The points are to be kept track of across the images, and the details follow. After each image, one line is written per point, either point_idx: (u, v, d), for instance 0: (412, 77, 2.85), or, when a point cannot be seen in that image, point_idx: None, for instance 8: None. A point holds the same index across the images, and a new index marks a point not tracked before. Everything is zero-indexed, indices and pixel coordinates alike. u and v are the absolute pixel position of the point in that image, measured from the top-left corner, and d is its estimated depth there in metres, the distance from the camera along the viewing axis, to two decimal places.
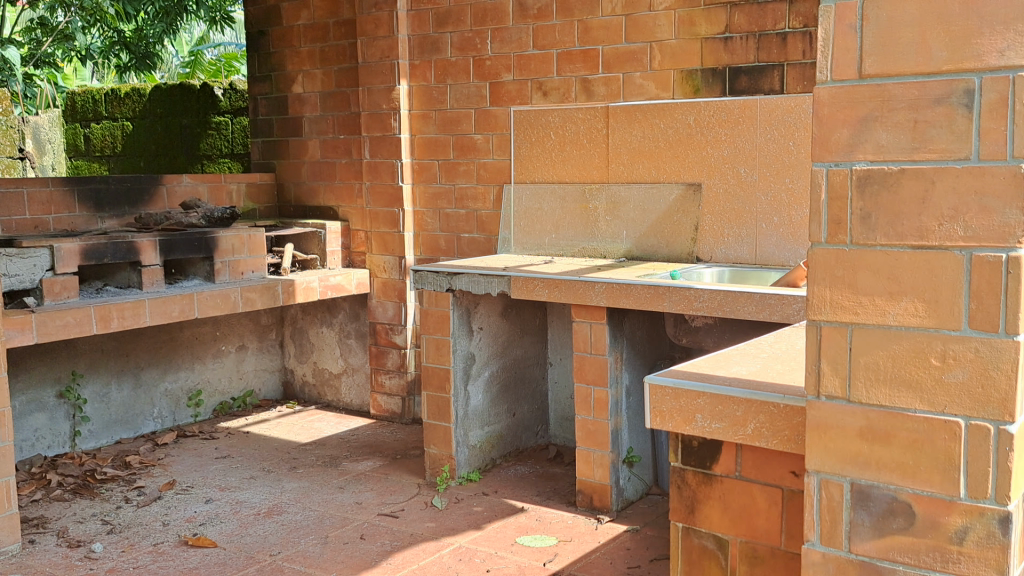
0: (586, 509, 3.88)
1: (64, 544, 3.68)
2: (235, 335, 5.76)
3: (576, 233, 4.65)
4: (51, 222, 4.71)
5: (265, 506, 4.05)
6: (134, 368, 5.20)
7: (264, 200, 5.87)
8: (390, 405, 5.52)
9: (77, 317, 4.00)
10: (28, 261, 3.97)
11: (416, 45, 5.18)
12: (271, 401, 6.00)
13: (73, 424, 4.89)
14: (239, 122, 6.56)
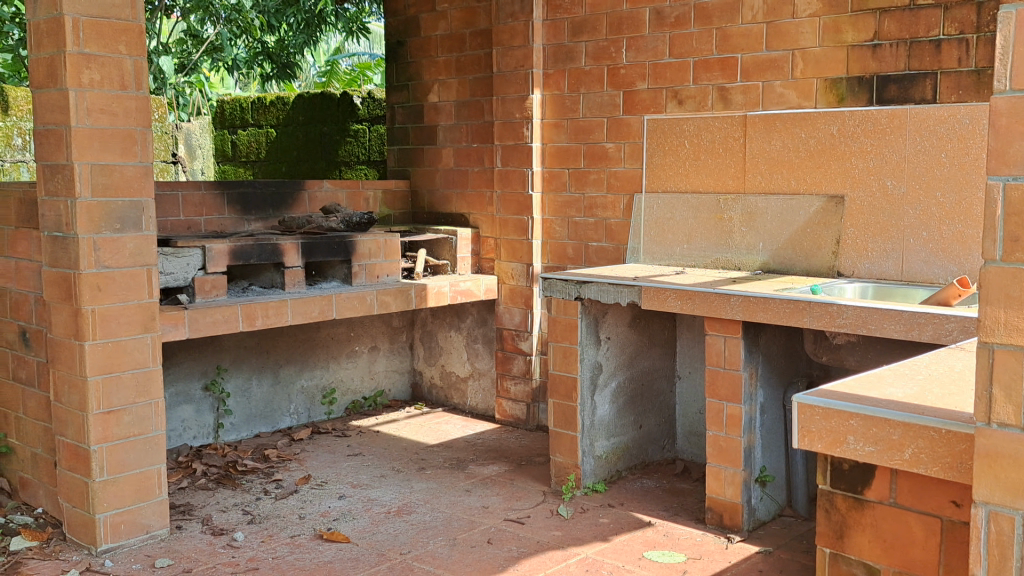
0: (716, 527, 3.80)
1: (208, 531, 3.86)
2: (368, 336, 5.92)
3: (709, 244, 4.56)
4: (203, 224, 4.94)
5: (396, 505, 4.14)
6: (273, 365, 5.41)
7: (398, 206, 6.01)
8: (515, 411, 5.55)
9: (225, 314, 4.19)
10: (181, 260, 4.18)
11: (550, 54, 5.20)
12: (399, 402, 6.13)
13: (216, 417, 5.13)
14: (376, 129, 6.78)
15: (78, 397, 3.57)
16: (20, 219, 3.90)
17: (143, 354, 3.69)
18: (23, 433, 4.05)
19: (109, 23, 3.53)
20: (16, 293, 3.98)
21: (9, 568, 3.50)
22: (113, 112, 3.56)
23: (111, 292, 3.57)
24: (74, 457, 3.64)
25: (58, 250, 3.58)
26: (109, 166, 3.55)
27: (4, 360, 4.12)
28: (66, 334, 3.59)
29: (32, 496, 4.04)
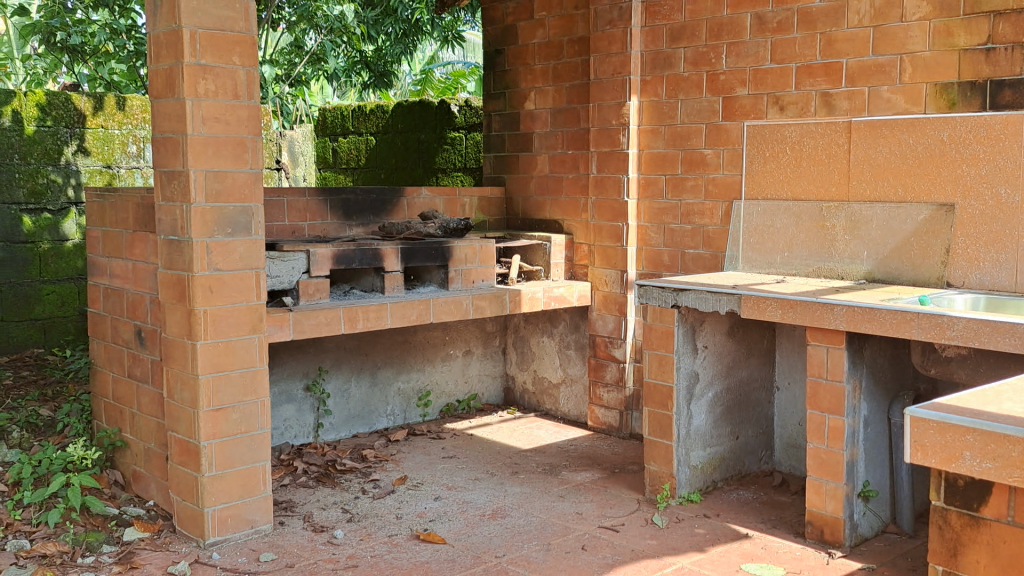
0: (816, 541, 3.72)
1: (309, 528, 3.97)
2: (463, 340, 5.99)
3: (810, 252, 4.46)
4: (306, 229, 5.09)
5: (490, 508, 4.18)
6: (371, 367, 5.52)
7: (493, 212, 6.07)
8: (608, 418, 5.54)
9: (327, 317, 4.31)
10: (287, 263, 4.32)
11: (648, 61, 5.18)
12: (492, 406, 6.19)
13: (316, 416, 5.27)
14: (473, 137, 6.94)
15: (189, 395, 3.72)
16: (138, 223, 4.09)
17: (250, 354, 3.83)
18: (137, 428, 4.24)
19: (224, 35, 3.67)
20: (133, 294, 4.17)
21: (123, 557, 3.67)
22: (226, 121, 3.71)
23: (222, 294, 3.72)
24: (185, 452, 3.79)
25: (173, 253, 3.74)
26: (222, 173, 3.70)
27: (121, 358, 4.32)
28: (179, 333, 3.75)
29: (145, 489, 4.23)
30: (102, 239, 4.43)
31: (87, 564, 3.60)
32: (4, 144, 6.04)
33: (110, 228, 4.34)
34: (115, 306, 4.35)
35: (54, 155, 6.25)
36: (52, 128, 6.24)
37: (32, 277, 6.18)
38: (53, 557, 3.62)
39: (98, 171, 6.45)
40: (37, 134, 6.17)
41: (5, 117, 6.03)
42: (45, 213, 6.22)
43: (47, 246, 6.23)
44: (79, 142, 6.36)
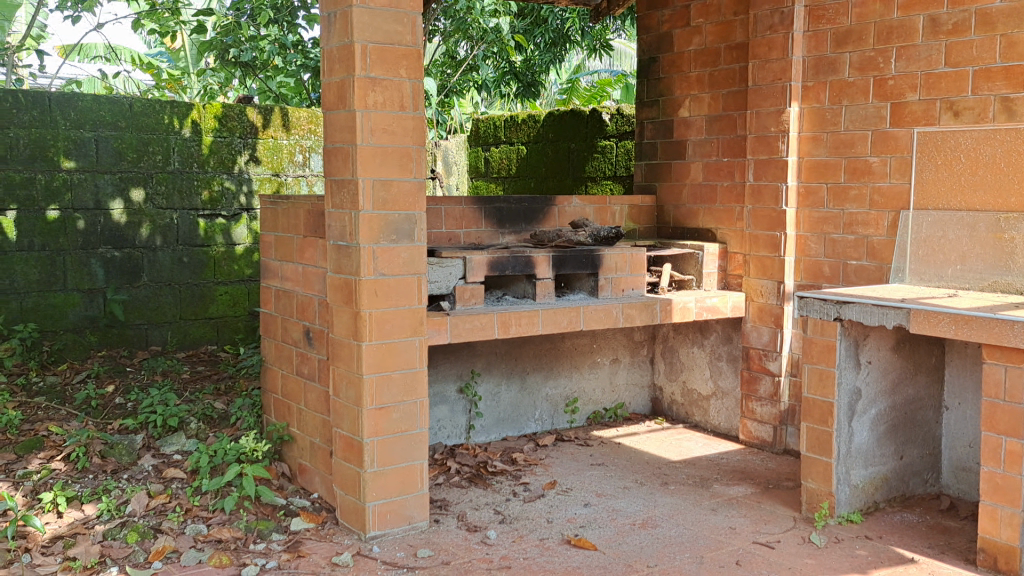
0: (988, 570, 3.53)
1: (464, 527, 4.07)
2: (611, 348, 5.99)
3: (987, 266, 4.18)
4: (462, 236, 5.22)
5: (641, 517, 4.17)
6: (521, 372, 5.60)
7: (644, 220, 6.04)
8: (761, 433, 5.41)
9: (482, 321, 4.41)
10: (445, 269, 4.46)
11: (811, 67, 5.05)
12: (640, 416, 6.16)
13: (468, 418, 5.39)
14: (623, 145, 6.86)
15: (354, 393, 3.88)
16: (308, 229, 4.31)
17: (411, 355, 3.97)
18: (303, 423, 4.46)
19: (392, 49, 3.82)
20: (302, 296, 4.40)
21: (291, 546, 3.88)
22: (393, 132, 3.86)
23: (386, 297, 3.87)
24: (349, 448, 3.95)
25: (341, 258, 3.92)
26: (388, 182, 3.85)
27: (290, 356, 4.55)
28: (346, 334, 3.92)
29: (309, 481, 4.44)
30: (274, 243, 4.69)
31: (258, 550, 3.84)
32: (185, 154, 6.46)
33: (282, 233, 4.59)
34: (286, 307, 4.60)
35: (228, 164, 6.65)
36: (226, 139, 6.63)
37: (207, 278, 6.61)
38: (227, 542, 3.88)
39: (268, 179, 6.87)
40: (214, 144, 6.57)
41: (186, 128, 6.43)
42: (220, 218, 6.65)
43: (220, 249, 6.65)
44: (252, 152, 6.77)
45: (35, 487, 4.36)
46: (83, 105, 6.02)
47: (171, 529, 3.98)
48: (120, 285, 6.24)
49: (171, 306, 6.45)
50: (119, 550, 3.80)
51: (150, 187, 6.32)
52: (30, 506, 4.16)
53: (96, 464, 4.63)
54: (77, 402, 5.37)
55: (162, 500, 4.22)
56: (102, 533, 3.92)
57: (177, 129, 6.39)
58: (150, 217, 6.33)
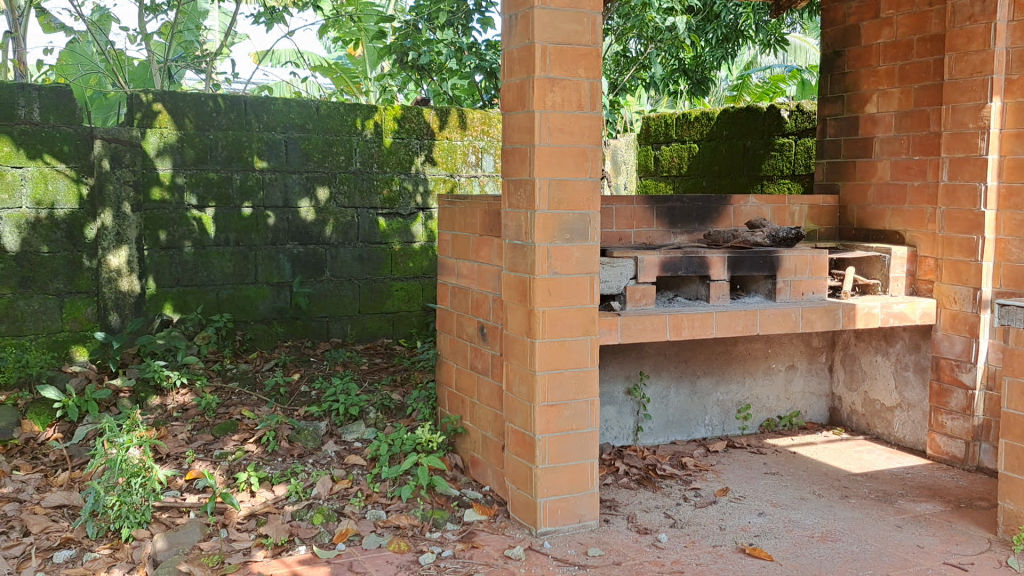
0: None
1: (634, 529, 4.06)
2: (787, 354, 5.79)
3: None
4: (633, 235, 5.19)
5: (819, 529, 4.02)
6: (691, 375, 5.51)
7: (825, 221, 5.81)
8: (951, 448, 5.10)
9: (654, 322, 4.36)
10: (615, 269, 4.45)
11: (1016, 58, 4.70)
12: (817, 425, 5.93)
13: (636, 420, 5.36)
14: (803, 143, 6.66)
15: (527, 389, 3.94)
16: (484, 228, 4.40)
17: (583, 354, 3.98)
18: (477, 417, 4.56)
19: (571, 49, 3.84)
20: (477, 293, 4.50)
21: (465, 536, 4.00)
22: (570, 131, 3.88)
23: (559, 295, 3.90)
24: (521, 444, 4.01)
25: (516, 256, 3.98)
26: (564, 181, 3.88)
27: (465, 351, 4.66)
28: (519, 331, 3.98)
29: (481, 474, 4.54)
30: (451, 242, 4.82)
31: (434, 538, 3.99)
32: (366, 154, 6.73)
33: (459, 231, 4.71)
34: (461, 303, 4.71)
35: (406, 164, 6.88)
36: (404, 140, 6.86)
37: (384, 274, 6.87)
38: (405, 529, 4.06)
39: (442, 179, 7.06)
40: (393, 145, 6.81)
41: (368, 130, 6.70)
42: (397, 217, 6.89)
43: (397, 247, 6.90)
44: (428, 153, 6.97)
45: (230, 467, 4.70)
46: (274, 108, 6.38)
47: (353, 513, 4.20)
48: (305, 280, 6.59)
49: (351, 300, 6.76)
50: (306, 530, 4.05)
51: (334, 187, 6.63)
52: (226, 484, 4.49)
53: (284, 448, 4.92)
54: (266, 389, 5.72)
55: (344, 486, 4.47)
56: (290, 514, 4.19)
57: (359, 130, 6.67)
58: (334, 215, 6.65)
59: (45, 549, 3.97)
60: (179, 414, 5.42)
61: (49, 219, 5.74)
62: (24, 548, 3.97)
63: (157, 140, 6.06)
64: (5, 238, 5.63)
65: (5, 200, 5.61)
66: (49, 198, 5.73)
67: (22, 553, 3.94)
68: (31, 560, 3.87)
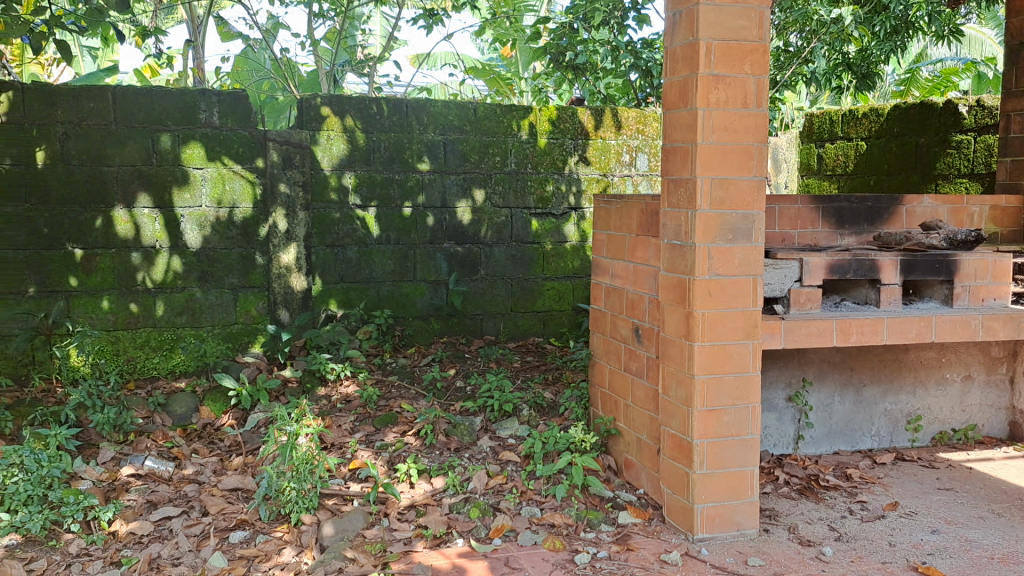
0: None
1: (797, 541, 3.94)
2: (962, 363, 5.46)
3: None
4: (797, 236, 5.02)
5: (999, 551, 3.77)
6: (857, 383, 5.27)
7: (1008, 223, 5.44)
8: None
9: (820, 327, 4.21)
10: (779, 271, 4.32)
11: None
12: (995, 440, 5.56)
13: (797, 428, 5.19)
14: (983, 140, 6.29)
15: (685, 393, 3.87)
16: (642, 228, 4.36)
17: (745, 358, 3.88)
18: (631, 419, 4.52)
19: (738, 45, 3.75)
20: (633, 294, 4.46)
21: (620, 538, 3.98)
22: (735, 129, 3.79)
23: (721, 298, 3.81)
24: (678, 448, 3.95)
25: (676, 256, 3.92)
26: (727, 181, 3.79)
27: (619, 351, 4.63)
28: (678, 334, 3.92)
29: (635, 477, 4.50)
30: (607, 242, 4.79)
31: (589, 538, 4.00)
32: (521, 155, 6.79)
33: (615, 231, 4.68)
34: (616, 304, 4.68)
35: (560, 165, 6.90)
36: (559, 140, 6.88)
37: (537, 274, 6.93)
38: (560, 527, 4.09)
39: (596, 179, 7.03)
40: (548, 146, 6.84)
41: (523, 131, 6.76)
42: (550, 217, 6.92)
43: (550, 246, 6.94)
44: (582, 153, 6.96)
45: (391, 458, 4.85)
46: (434, 111, 6.52)
47: (509, 509, 4.26)
48: (461, 278, 6.73)
49: (504, 298, 6.86)
50: (463, 523, 4.14)
51: (490, 187, 6.72)
52: (387, 475, 4.64)
53: (441, 442, 5.03)
54: (424, 383, 5.88)
55: (500, 481, 4.53)
56: (448, 507, 4.29)
57: (515, 131, 6.73)
58: (489, 215, 6.74)
59: (222, 529, 4.24)
60: (343, 405, 5.64)
61: (226, 217, 6.11)
62: (203, 527, 4.26)
63: (325, 142, 6.32)
64: (188, 236, 6.03)
65: (188, 199, 6.01)
66: (228, 198, 6.09)
67: (201, 532, 4.22)
68: (210, 539, 4.15)
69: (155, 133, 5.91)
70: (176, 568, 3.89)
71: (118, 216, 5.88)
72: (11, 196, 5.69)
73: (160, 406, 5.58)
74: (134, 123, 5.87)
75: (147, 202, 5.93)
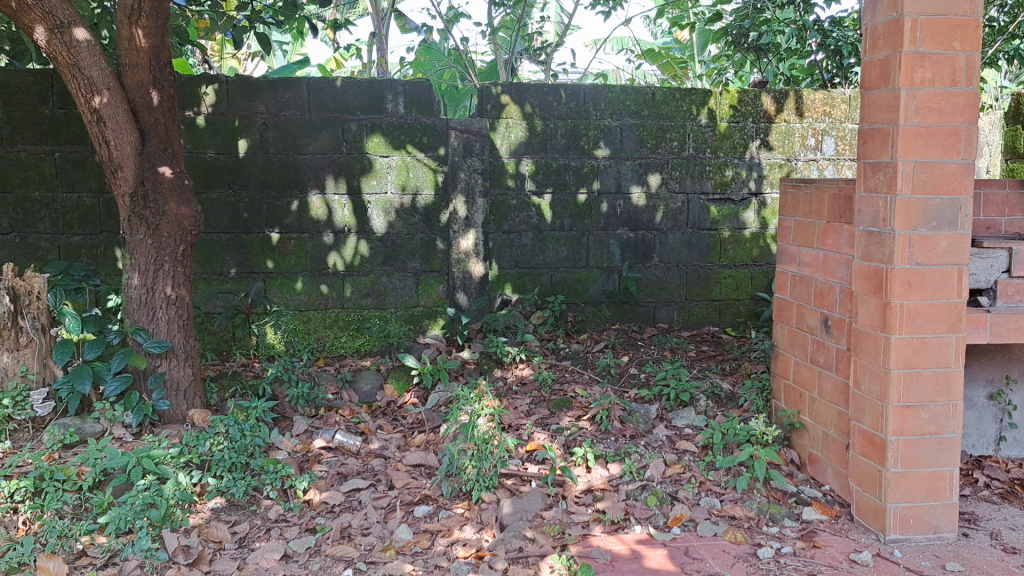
0: None
1: (1000, 548, 3.70)
2: None
3: None
4: (1003, 224, 4.68)
5: None
6: None
7: None
8: None
9: None
10: (985, 261, 4.03)
11: None
12: None
13: (999, 428, 4.87)
14: None
15: (879, 388, 3.70)
16: (833, 214, 4.19)
17: (946, 353, 3.66)
18: (817, 413, 4.36)
19: (946, 20, 3.53)
20: (822, 283, 4.29)
21: (805, 534, 3.86)
22: (941, 110, 3.56)
23: (922, 288, 3.61)
24: (870, 444, 3.78)
25: (872, 244, 3.74)
26: (931, 164, 3.58)
27: (805, 343, 4.47)
28: (872, 325, 3.75)
29: (820, 473, 4.34)
30: (794, 228, 4.62)
31: (772, 533, 3.90)
32: (700, 140, 6.65)
33: (804, 218, 4.51)
34: (803, 294, 4.52)
35: (740, 149, 6.71)
36: (740, 124, 6.68)
37: (713, 262, 6.80)
38: (741, 520, 4.01)
39: (779, 164, 6.79)
40: (728, 130, 6.66)
41: (703, 115, 6.61)
42: (728, 203, 6.76)
43: (728, 233, 6.78)
44: (764, 137, 6.74)
45: (567, 442, 4.89)
46: (612, 96, 6.48)
47: (687, 499, 4.22)
48: (635, 265, 6.70)
49: (678, 287, 6.77)
50: (641, 510, 4.13)
51: (667, 172, 6.62)
52: (564, 458, 4.69)
53: (617, 428, 5.03)
54: (598, 369, 5.89)
55: (678, 471, 4.50)
56: (625, 493, 4.29)
57: (694, 115, 6.59)
58: (665, 201, 6.66)
59: (407, 502, 4.41)
60: (519, 387, 5.74)
61: (410, 204, 6.33)
62: (389, 500, 4.45)
63: (504, 130, 6.40)
64: (374, 222, 6.30)
65: (375, 186, 6.26)
66: (411, 185, 6.31)
67: (388, 505, 4.41)
68: (396, 512, 4.33)
69: (345, 123, 6.17)
70: (366, 538, 4.08)
71: (312, 202, 6.21)
72: (216, 182, 6.10)
73: (348, 383, 5.87)
74: (326, 114, 6.16)
75: (337, 189, 6.22)
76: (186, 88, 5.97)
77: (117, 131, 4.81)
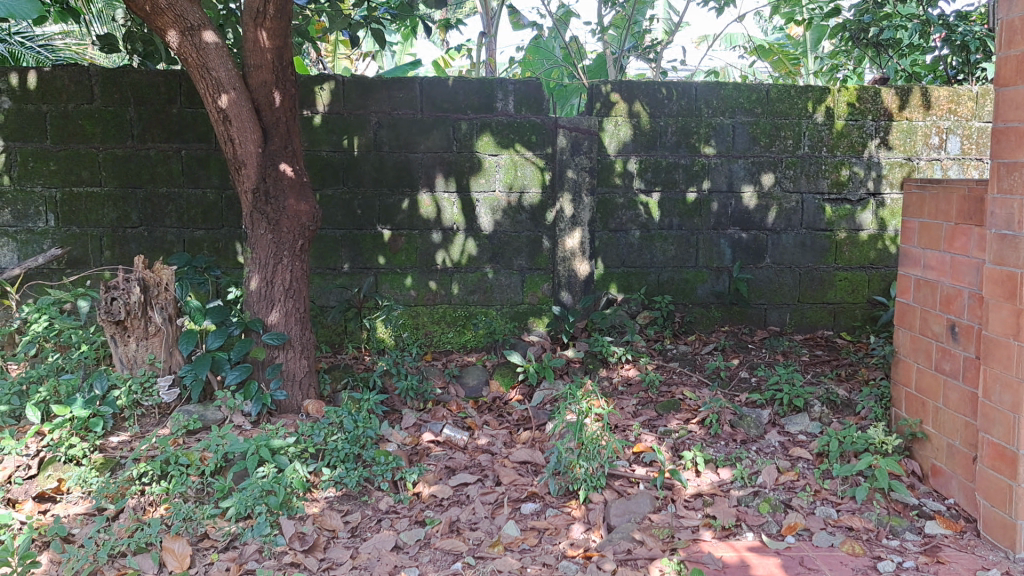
0: None
1: None
2: None
3: None
4: None
5: None
6: None
7: None
8: None
9: None
10: None
11: None
12: None
13: None
14: None
15: (1011, 398, 3.52)
16: (962, 216, 4.00)
17: None
18: (940, 423, 4.18)
19: None
20: (949, 288, 4.11)
21: (928, 548, 3.72)
22: None
23: None
24: (999, 458, 3.61)
25: (1005, 248, 3.57)
26: None
27: (929, 349, 4.29)
28: (1004, 333, 3.57)
29: (943, 485, 4.16)
30: (919, 230, 4.43)
31: (892, 546, 3.77)
32: (815, 138, 6.46)
33: (929, 220, 4.33)
34: (928, 299, 4.34)
35: (858, 148, 6.49)
36: (858, 122, 6.46)
37: (828, 264, 6.61)
38: (859, 532, 3.89)
39: (899, 164, 6.53)
40: (845, 128, 6.45)
41: (819, 113, 6.42)
42: (845, 204, 6.55)
43: (844, 235, 6.57)
44: (884, 135, 6.48)
45: (675, 444, 4.83)
46: (725, 93, 6.35)
47: (801, 507, 4.11)
48: (746, 265, 6.57)
49: (791, 289, 6.61)
50: (753, 517, 4.05)
51: (780, 172, 6.46)
52: (672, 461, 4.64)
53: (727, 432, 4.94)
54: (707, 371, 5.80)
55: (791, 478, 4.39)
56: (736, 499, 4.22)
57: (810, 113, 6.41)
58: (778, 201, 6.50)
59: (515, 499, 4.43)
60: (625, 387, 5.70)
61: (517, 202, 6.36)
62: (497, 495, 4.48)
63: (613, 128, 6.35)
64: (482, 220, 6.35)
65: (483, 184, 6.32)
66: (519, 183, 6.33)
67: (496, 500, 4.44)
68: (503, 508, 4.36)
69: (455, 122, 6.23)
70: (474, 533, 4.13)
71: (423, 200, 6.30)
72: (331, 179, 6.26)
73: (455, 378, 5.93)
74: (437, 113, 6.23)
75: (446, 187, 6.30)
76: (305, 87, 6.14)
77: (241, 129, 4.98)
